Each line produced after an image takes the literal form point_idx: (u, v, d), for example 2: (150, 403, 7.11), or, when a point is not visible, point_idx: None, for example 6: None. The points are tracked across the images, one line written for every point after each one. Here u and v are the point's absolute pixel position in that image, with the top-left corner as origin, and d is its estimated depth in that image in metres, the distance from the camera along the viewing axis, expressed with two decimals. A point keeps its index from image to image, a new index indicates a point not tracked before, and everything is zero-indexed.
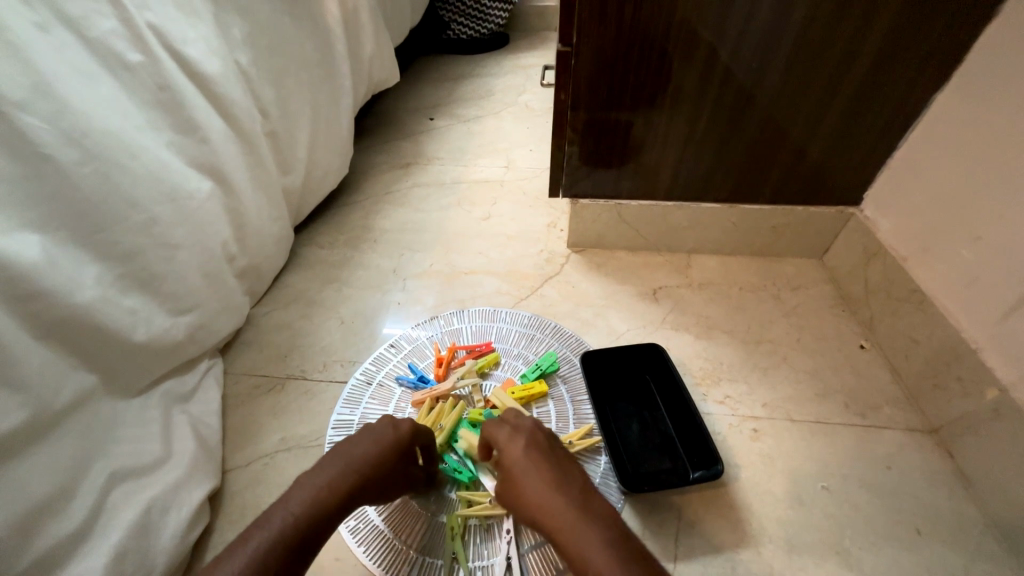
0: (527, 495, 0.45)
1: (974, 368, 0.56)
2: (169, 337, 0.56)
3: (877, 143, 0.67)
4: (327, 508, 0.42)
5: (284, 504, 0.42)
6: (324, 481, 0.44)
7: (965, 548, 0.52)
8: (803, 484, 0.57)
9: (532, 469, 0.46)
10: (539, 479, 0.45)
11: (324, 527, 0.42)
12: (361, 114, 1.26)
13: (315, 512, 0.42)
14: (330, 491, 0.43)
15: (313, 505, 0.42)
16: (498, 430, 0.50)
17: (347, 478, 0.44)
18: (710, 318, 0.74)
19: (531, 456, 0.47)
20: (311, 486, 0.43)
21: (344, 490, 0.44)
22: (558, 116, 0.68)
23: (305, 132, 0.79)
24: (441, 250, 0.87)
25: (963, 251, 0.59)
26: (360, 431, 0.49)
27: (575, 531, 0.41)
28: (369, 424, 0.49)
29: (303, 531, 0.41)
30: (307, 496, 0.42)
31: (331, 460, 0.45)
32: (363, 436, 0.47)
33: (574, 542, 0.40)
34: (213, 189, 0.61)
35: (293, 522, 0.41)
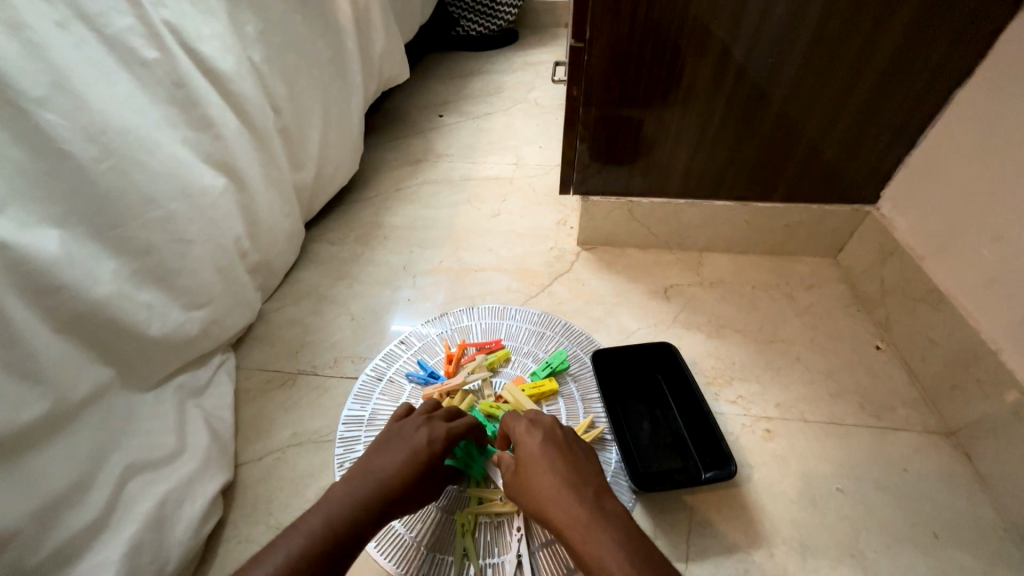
0: (540, 486, 0.45)
1: (994, 371, 0.55)
2: (183, 332, 0.56)
3: (895, 140, 0.66)
4: (358, 519, 0.43)
5: (314, 514, 0.43)
6: (354, 491, 0.45)
7: (984, 553, 0.51)
8: (816, 486, 0.56)
9: (550, 463, 0.47)
10: (555, 474, 0.46)
11: (355, 538, 0.43)
12: (371, 111, 1.26)
13: (347, 525, 0.43)
14: (360, 504, 0.44)
15: (344, 517, 0.43)
16: (518, 422, 0.51)
17: (377, 491, 0.45)
18: (722, 317, 0.73)
19: (549, 450, 0.48)
20: (344, 498, 0.44)
21: (374, 503, 0.44)
22: (570, 113, 0.68)
23: (317, 129, 0.80)
24: (451, 247, 0.87)
25: (984, 251, 0.57)
26: (395, 440, 0.50)
27: (586, 528, 0.42)
28: (404, 434, 0.50)
29: (333, 544, 0.41)
30: (338, 508, 0.43)
31: (364, 472, 0.46)
32: (392, 449, 0.48)
33: (582, 541, 0.41)
34: (226, 185, 0.61)
35: (323, 533, 0.42)
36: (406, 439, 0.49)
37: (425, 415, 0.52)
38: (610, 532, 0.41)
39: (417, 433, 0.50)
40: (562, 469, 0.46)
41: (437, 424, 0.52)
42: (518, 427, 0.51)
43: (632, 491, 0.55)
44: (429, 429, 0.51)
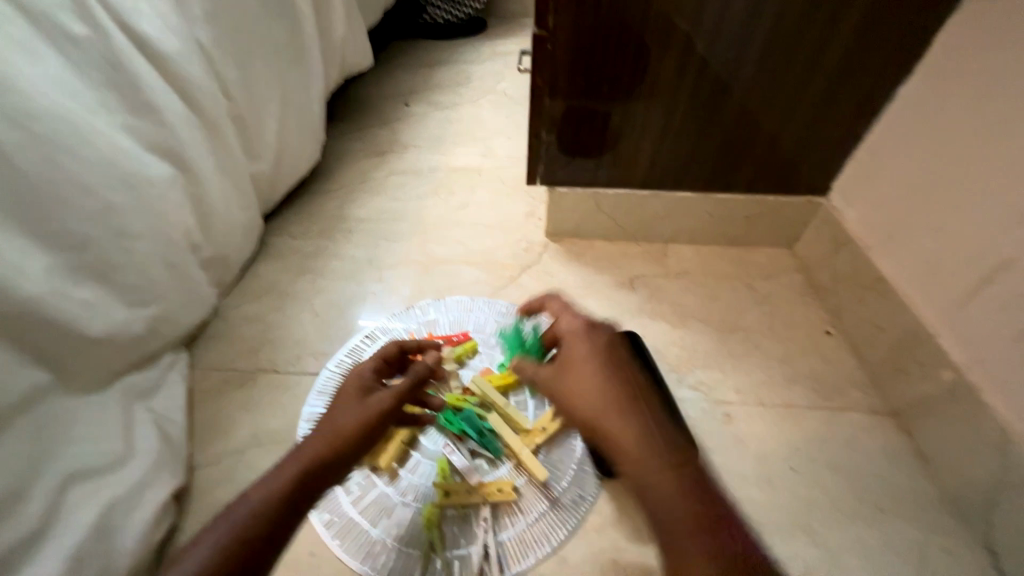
0: (583, 385, 0.44)
1: (932, 352, 0.59)
2: (129, 331, 0.53)
3: (845, 134, 0.69)
4: (297, 488, 0.39)
5: (243, 496, 0.38)
6: (293, 461, 0.41)
7: (921, 522, 0.55)
8: (772, 465, 0.59)
9: (596, 357, 0.46)
10: (596, 371, 0.44)
11: (292, 513, 0.38)
12: (334, 100, 1.22)
13: (281, 501, 0.38)
14: (294, 476, 0.39)
15: (276, 492, 0.38)
16: (568, 331, 0.50)
17: (314, 458, 0.41)
18: (686, 306, 0.75)
19: (601, 350, 0.46)
20: (278, 473, 0.40)
21: (315, 470, 0.40)
22: (536, 102, 0.67)
23: (275, 117, 0.76)
24: (418, 239, 0.86)
25: (925, 240, 0.61)
26: (330, 406, 0.47)
27: (623, 422, 0.40)
28: (337, 398, 0.47)
29: (264, 527, 0.37)
30: (269, 484, 0.39)
31: (303, 443, 0.42)
32: (330, 410, 0.46)
33: (617, 440, 0.40)
34: (174, 175, 0.58)
35: (254, 513, 0.37)
36: (340, 399, 0.47)
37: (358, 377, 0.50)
38: (643, 429, 0.39)
39: (348, 391, 0.48)
40: (615, 366, 0.45)
41: (363, 378, 0.50)
42: (569, 328, 0.50)
43: (592, 501, 0.55)
44: (356, 384, 0.49)
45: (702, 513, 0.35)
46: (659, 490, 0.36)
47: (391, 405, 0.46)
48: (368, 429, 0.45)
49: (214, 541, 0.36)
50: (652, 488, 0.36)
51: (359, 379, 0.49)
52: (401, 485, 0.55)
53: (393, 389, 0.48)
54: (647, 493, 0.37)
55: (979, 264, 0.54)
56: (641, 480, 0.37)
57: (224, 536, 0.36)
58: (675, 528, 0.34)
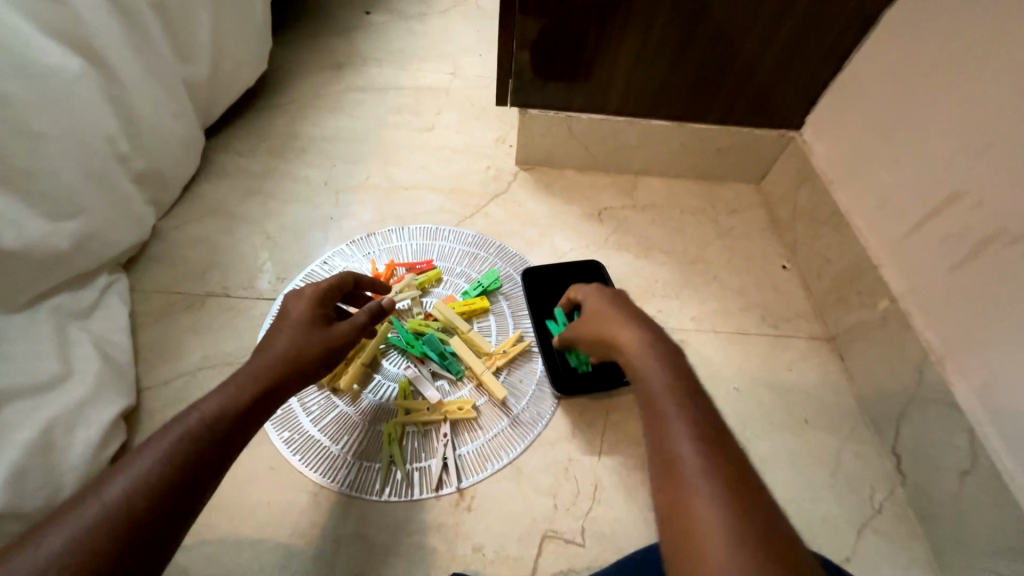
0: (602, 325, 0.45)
1: (873, 283, 0.62)
2: (50, 246, 0.48)
3: (823, 64, 0.67)
4: (253, 403, 0.38)
5: (189, 411, 0.36)
6: (247, 378, 0.39)
7: (841, 434, 0.61)
8: (717, 386, 0.63)
9: (610, 304, 0.47)
10: (611, 314, 0.46)
11: (248, 426, 0.38)
12: (283, 0, 1.08)
13: (232, 413, 0.37)
14: (245, 390, 0.39)
15: (230, 406, 0.37)
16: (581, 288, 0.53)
17: (271, 376, 0.40)
18: (651, 238, 0.75)
19: (613, 300, 0.47)
20: (225, 388, 0.38)
21: (272, 388, 0.40)
22: (505, 13, 0.62)
23: (206, 9, 0.66)
24: (378, 162, 0.80)
25: (882, 174, 0.62)
26: (278, 325, 0.44)
27: (641, 355, 0.41)
28: (288, 318, 0.44)
29: (218, 439, 0.36)
30: (223, 399, 0.37)
31: (246, 362, 0.41)
32: (283, 330, 0.43)
33: (635, 378, 0.40)
34: (81, 65, 0.50)
35: (206, 425, 0.36)
36: (292, 320, 0.44)
37: (309, 296, 0.46)
38: (664, 364, 0.39)
39: (300, 312, 0.45)
40: (625, 311, 0.46)
41: (315, 297, 0.46)
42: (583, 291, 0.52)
43: (548, 418, 0.57)
44: (306, 304, 0.46)
45: (692, 433, 0.35)
46: (669, 419, 0.36)
47: (352, 335, 0.46)
48: (325, 349, 0.44)
49: (163, 450, 0.34)
50: (667, 420, 0.36)
51: (311, 297, 0.46)
52: (362, 405, 0.56)
53: (355, 319, 0.47)
54: (652, 426, 0.37)
55: (929, 197, 0.56)
56: (655, 412, 0.37)
57: (173, 445, 0.34)
58: (678, 450, 0.34)
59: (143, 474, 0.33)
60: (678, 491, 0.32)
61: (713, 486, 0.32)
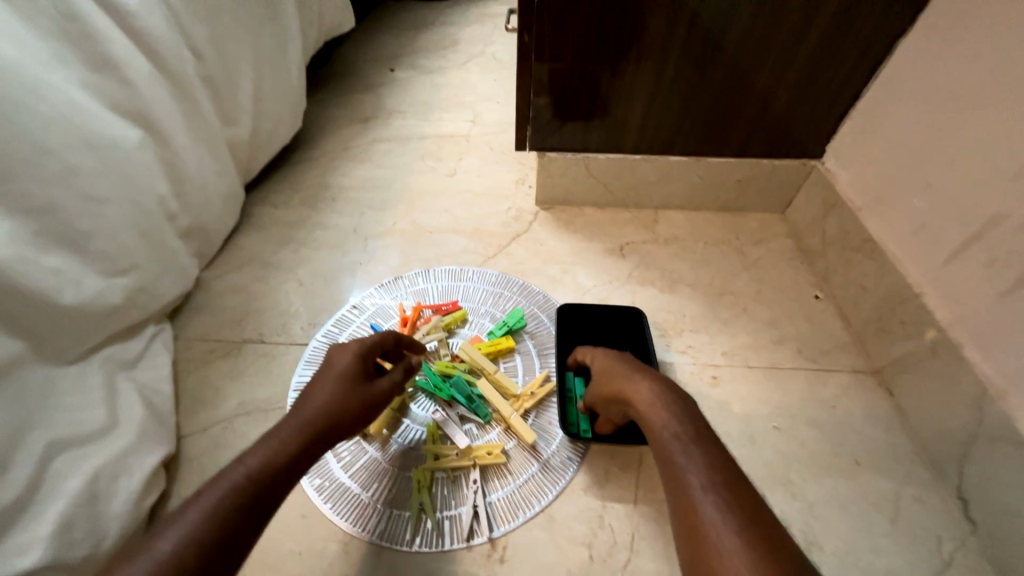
0: (610, 380, 0.46)
1: (915, 312, 0.59)
2: (104, 301, 0.52)
3: (840, 93, 0.67)
4: (292, 458, 0.39)
5: (234, 464, 0.37)
6: (288, 431, 0.40)
7: (897, 475, 0.57)
8: (756, 424, 0.60)
9: (613, 358, 0.49)
10: (617, 368, 0.47)
11: (286, 480, 0.38)
12: (316, 64, 1.17)
13: (273, 469, 0.38)
14: (287, 445, 0.39)
15: (272, 460, 0.38)
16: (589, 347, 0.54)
17: (310, 431, 0.41)
18: (675, 272, 0.75)
19: (615, 354, 0.49)
20: (266, 443, 0.39)
21: (310, 442, 0.40)
22: (523, 63, 0.65)
23: (250, 79, 0.72)
24: (404, 208, 0.84)
25: (914, 200, 0.60)
26: (320, 376, 0.45)
27: (650, 407, 0.41)
28: (332, 369, 0.45)
29: (258, 493, 0.36)
30: (266, 453, 0.38)
31: (288, 416, 0.42)
32: (325, 383, 0.44)
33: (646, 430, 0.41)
34: (140, 136, 0.55)
35: (248, 479, 0.37)
36: (334, 372, 0.45)
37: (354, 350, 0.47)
38: (672, 412, 0.40)
39: (342, 364, 0.46)
40: (628, 362, 0.47)
41: (357, 349, 0.47)
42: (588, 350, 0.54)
43: (579, 462, 0.56)
44: (346, 356, 0.46)
45: (706, 484, 0.35)
46: (682, 472, 0.36)
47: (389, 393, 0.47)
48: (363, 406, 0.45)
49: (206, 507, 0.34)
50: (681, 472, 0.36)
51: (356, 351, 0.47)
52: (391, 450, 0.56)
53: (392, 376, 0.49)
54: (668, 480, 0.37)
55: (969, 222, 0.54)
56: (669, 466, 0.37)
57: (218, 500, 0.35)
58: (696, 503, 0.34)
59: (189, 530, 0.33)
60: (702, 539, 0.32)
61: (736, 536, 0.31)
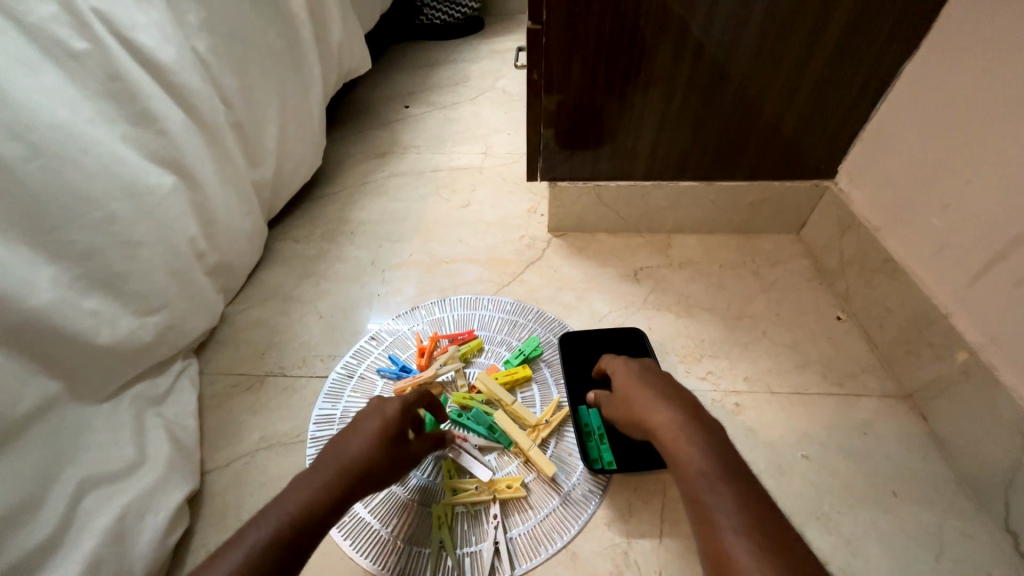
0: (632, 405, 0.45)
1: (945, 333, 0.58)
2: (136, 339, 0.54)
3: (848, 115, 0.68)
4: (328, 506, 0.39)
5: (272, 507, 0.39)
6: (327, 478, 0.40)
7: (938, 507, 0.54)
8: (783, 453, 0.58)
9: (642, 378, 0.47)
10: (639, 394, 0.45)
11: (321, 525, 0.39)
12: (334, 104, 1.23)
13: (309, 516, 0.38)
14: (324, 492, 0.40)
15: (309, 506, 0.39)
16: (612, 366, 0.53)
17: (347, 480, 0.41)
18: (691, 296, 0.74)
19: (643, 373, 0.48)
20: (303, 487, 0.40)
21: (345, 491, 0.41)
22: (532, 99, 0.68)
23: (274, 124, 0.76)
24: (420, 239, 0.86)
25: (933, 219, 0.60)
26: (359, 426, 0.44)
27: (676, 439, 0.40)
28: (370, 421, 0.44)
29: (295, 538, 0.37)
30: (303, 498, 0.39)
31: (327, 460, 0.42)
32: (364, 435, 0.43)
33: (672, 463, 0.39)
34: (175, 182, 0.59)
35: (286, 523, 0.38)
36: (375, 425, 0.44)
37: (401, 406, 0.46)
38: (699, 446, 0.39)
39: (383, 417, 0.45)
40: (659, 385, 0.46)
41: (397, 401, 0.47)
42: (614, 362, 0.53)
43: (601, 496, 0.54)
44: (385, 408, 0.46)
45: (737, 526, 0.34)
46: (710, 513, 0.35)
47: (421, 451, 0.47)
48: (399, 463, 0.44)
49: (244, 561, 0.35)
50: (710, 512, 0.35)
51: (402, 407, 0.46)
52: (410, 485, 0.55)
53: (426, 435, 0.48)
54: (696, 519, 0.36)
55: (993, 241, 0.53)
56: (697, 504, 0.36)
57: (257, 545, 0.36)
58: (727, 548, 0.33)
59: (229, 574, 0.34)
60: None
61: None
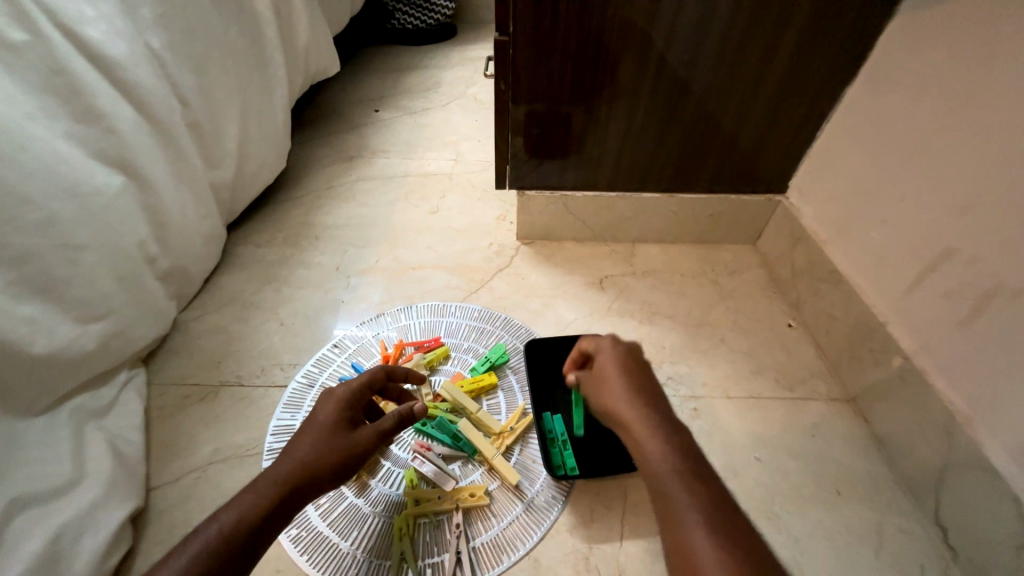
0: (610, 395, 0.44)
1: (883, 340, 0.62)
2: (77, 349, 0.51)
3: (797, 135, 0.72)
4: (268, 514, 0.39)
5: (209, 521, 0.37)
6: (266, 486, 0.40)
7: (878, 504, 0.57)
8: (738, 455, 0.60)
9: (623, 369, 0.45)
10: (622, 384, 0.44)
11: (263, 536, 0.38)
12: (301, 106, 1.20)
13: (247, 528, 0.37)
14: (262, 500, 0.39)
15: (247, 517, 0.38)
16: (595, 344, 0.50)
17: (286, 484, 0.40)
18: (654, 304, 0.77)
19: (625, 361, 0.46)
20: (242, 498, 0.39)
21: (286, 496, 0.40)
22: (500, 108, 0.69)
23: (235, 125, 0.74)
24: (387, 245, 0.85)
25: (872, 233, 0.64)
26: (302, 426, 0.45)
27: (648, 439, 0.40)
28: (311, 420, 0.45)
29: (233, 552, 0.36)
30: (242, 509, 0.38)
31: (267, 468, 0.41)
32: (304, 433, 0.44)
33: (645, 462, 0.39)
34: (123, 183, 0.56)
35: (223, 537, 0.36)
36: (315, 422, 0.45)
37: (339, 399, 0.46)
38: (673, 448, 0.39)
39: (322, 413, 0.45)
40: (639, 380, 0.44)
41: (336, 395, 0.47)
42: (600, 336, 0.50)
43: (563, 502, 0.55)
44: (325, 404, 0.46)
45: (709, 522, 0.34)
46: (680, 510, 0.35)
47: (371, 441, 0.45)
48: (342, 457, 0.43)
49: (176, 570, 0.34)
50: (680, 509, 0.35)
51: (339, 400, 0.46)
52: (372, 495, 0.54)
53: (377, 424, 0.46)
54: (663, 514, 0.36)
55: (923, 254, 0.57)
56: (666, 504, 0.36)
57: (190, 561, 0.35)
58: (695, 544, 0.33)
59: None
60: None
61: None
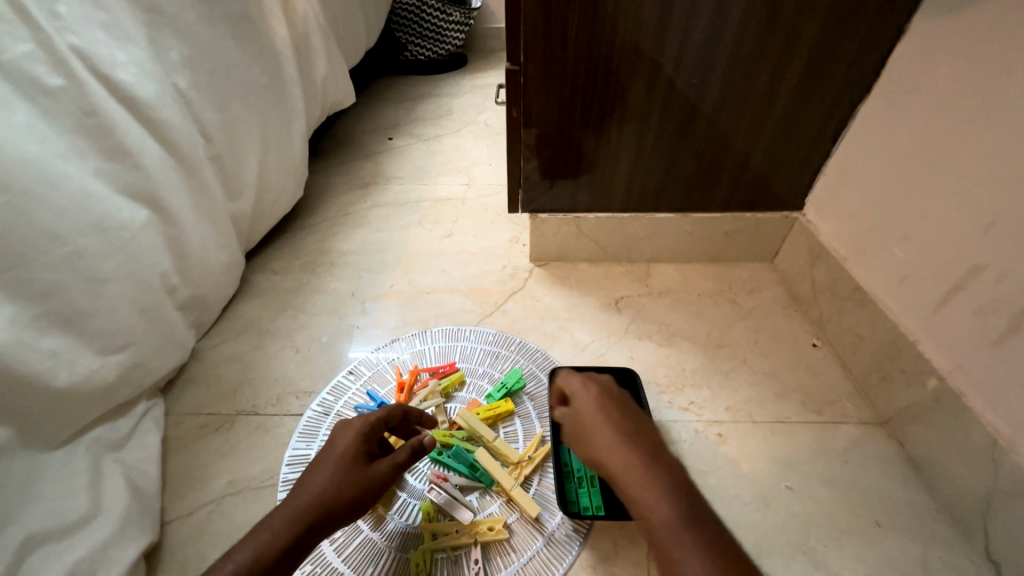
0: (598, 443, 0.44)
1: (915, 360, 0.59)
2: (97, 380, 0.51)
3: (811, 152, 0.71)
4: (283, 553, 0.38)
5: (223, 561, 0.37)
6: (282, 523, 0.39)
7: (921, 537, 0.54)
8: (767, 484, 0.58)
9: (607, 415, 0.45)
10: (605, 435, 0.43)
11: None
12: (317, 136, 1.24)
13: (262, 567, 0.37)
14: (279, 538, 0.39)
15: (263, 556, 0.38)
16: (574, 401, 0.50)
17: (302, 521, 0.40)
18: (671, 325, 0.75)
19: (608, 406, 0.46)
20: (258, 536, 0.38)
21: (301, 534, 0.39)
22: (512, 134, 0.70)
23: (255, 157, 0.76)
24: (401, 270, 0.85)
25: (895, 250, 0.62)
26: (318, 457, 0.44)
27: (640, 486, 0.39)
28: (327, 451, 0.44)
29: None
30: (258, 547, 0.38)
31: (282, 502, 0.41)
32: (320, 467, 0.43)
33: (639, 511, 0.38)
34: (148, 217, 0.57)
35: None
36: (332, 455, 0.44)
37: (356, 430, 0.46)
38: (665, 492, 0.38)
39: (339, 445, 0.44)
40: (623, 424, 0.44)
41: (354, 425, 0.46)
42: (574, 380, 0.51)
43: (583, 539, 0.52)
44: (342, 435, 0.45)
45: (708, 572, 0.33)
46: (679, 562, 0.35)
47: (387, 475, 0.44)
48: (359, 492, 0.42)
49: None
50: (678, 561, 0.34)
51: (357, 431, 0.45)
52: (388, 529, 0.53)
53: (394, 457, 0.45)
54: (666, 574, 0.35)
55: (951, 270, 0.55)
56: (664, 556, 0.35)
57: None
58: None
59: None
60: None
61: None
